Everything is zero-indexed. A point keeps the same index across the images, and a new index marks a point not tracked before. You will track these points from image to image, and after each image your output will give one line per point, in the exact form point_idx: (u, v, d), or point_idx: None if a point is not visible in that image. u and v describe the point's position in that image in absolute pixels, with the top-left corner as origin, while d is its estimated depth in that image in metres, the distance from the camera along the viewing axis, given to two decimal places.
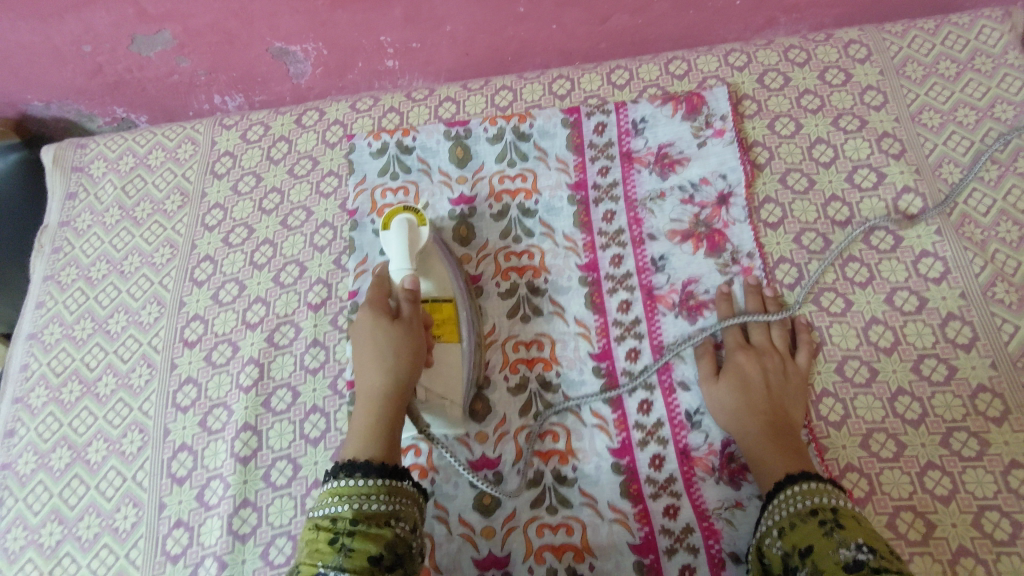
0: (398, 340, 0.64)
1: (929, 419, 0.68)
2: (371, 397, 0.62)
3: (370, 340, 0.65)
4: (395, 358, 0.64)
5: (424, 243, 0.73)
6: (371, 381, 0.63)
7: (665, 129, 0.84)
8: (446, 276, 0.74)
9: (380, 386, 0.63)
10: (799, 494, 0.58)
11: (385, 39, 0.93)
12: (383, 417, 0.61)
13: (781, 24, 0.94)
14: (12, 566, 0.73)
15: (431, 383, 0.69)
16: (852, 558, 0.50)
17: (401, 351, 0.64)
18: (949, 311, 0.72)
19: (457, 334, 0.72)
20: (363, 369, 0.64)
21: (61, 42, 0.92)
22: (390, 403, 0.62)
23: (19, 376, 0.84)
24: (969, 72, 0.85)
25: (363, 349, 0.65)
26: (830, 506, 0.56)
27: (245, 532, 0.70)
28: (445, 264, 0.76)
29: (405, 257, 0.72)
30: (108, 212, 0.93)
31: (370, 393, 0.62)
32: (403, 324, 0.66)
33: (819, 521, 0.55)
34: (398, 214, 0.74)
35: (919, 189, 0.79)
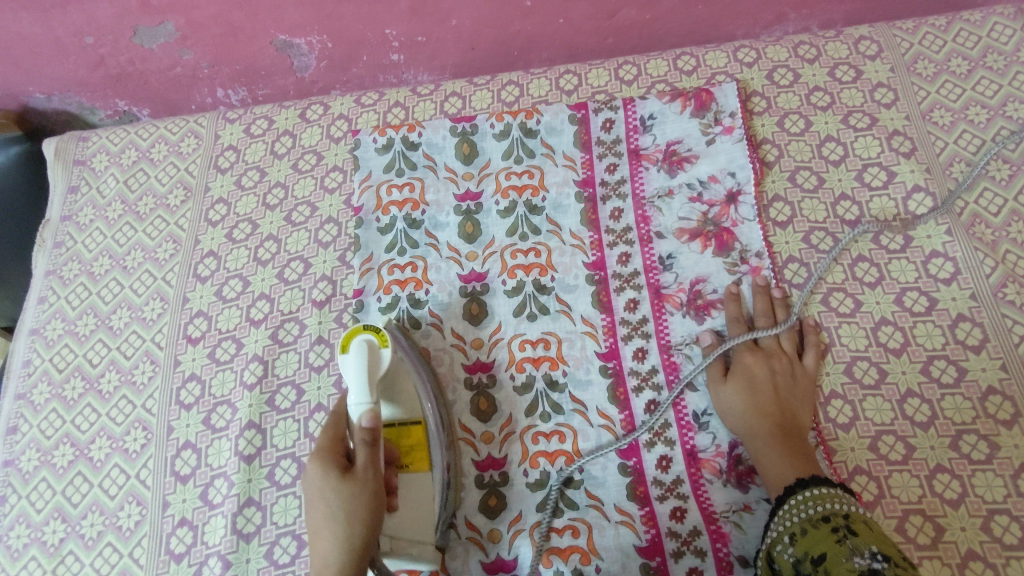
0: (351, 500, 0.57)
1: (938, 422, 0.68)
2: (326, 517, 0.57)
3: (322, 487, 0.58)
4: (357, 489, 0.58)
5: (385, 358, 0.69)
6: (327, 539, 0.56)
7: (673, 126, 0.83)
8: (414, 398, 0.71)
9: (337, 502, 0.57)
10: (809, 499, 0.58)
11: (390, 33, 0.92)
12: (356, 533, 0.56)
13: (790, 19, 0.93)
14: (16, 563, 0.73)
15: (397, 530, 0.65)
16: (868, 567, 0.50)
17: (363, 480, 0.58)
18: (959, 312, 0.72)
19: (427, 460, 0.69)
20: (318, 498, 0.58)
21: (62, 33, 0.91)
22: (354, 532, 0.56)
23: (22, 372, 0.84)
24: (980, 70, 0.84)
25: (313, 504, 0.58)
26: (842, 512, 0.56)
27: (250, 531, 0.70)
28: (413, 376, 0.72)
29: (364, 389, 0.66)
30: (111, 207, 0.92)
31: (330, 511, 0.57)
32: (364, 466, 0.59)
33: (831, 528, 0.55)
34: (357, 333, 0.70)
35: (929, 188, 0.78)
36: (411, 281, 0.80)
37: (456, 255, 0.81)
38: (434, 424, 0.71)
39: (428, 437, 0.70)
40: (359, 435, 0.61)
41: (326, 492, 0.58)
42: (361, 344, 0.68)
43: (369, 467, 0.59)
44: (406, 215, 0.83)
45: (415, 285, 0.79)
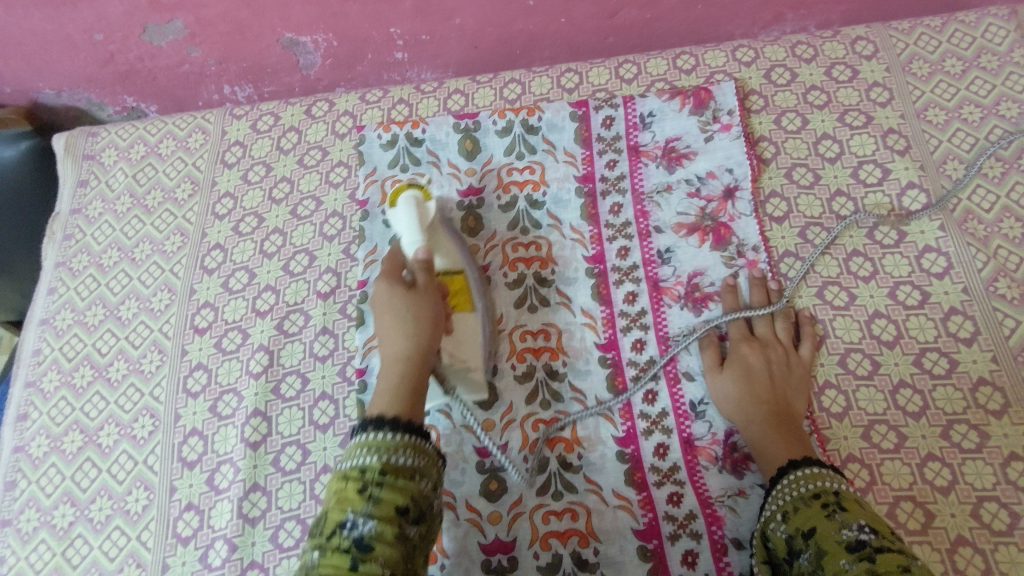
0: (420, 308, 0.62)
1: (930, 412, 0.69)
2: (392, 359, 0.60)
3: (389, 307, 0.62)
4: (410, 301, 0.62)
5: (430, 209, 0.77)
6: (395, 345, 0.61)
7: (672, 123, 0.85)
8: (456, 256, 0.78)
9: (403, 347, 0.60)
10: (801, 479, 0.59)
11: (395, 31, 0.94)
12: (409, 380, 0.59)
13: (788, 19, 0.95)
14: (25, 547, 0.74)
15: (454, 350, 0.72)
16: (855, 538, 0.52)
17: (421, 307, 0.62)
18: (951, 306, 0.73)
19: (469, 303, 0.75)
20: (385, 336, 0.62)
21: (73, 30, 0.92)
22: (411, 363, 0.60)
23: (32, 360, 0.85)
24: (974, 70, 0.86)
25: (382, 314, 0.63)
26: (831, 488, 0.58)
27: (255, 515, 0.71)
28: (449, 236, 0.79)
29: (416, 232, 0.74)
30: (120, 200, 0.94)
31: (394, 356, 0.60)
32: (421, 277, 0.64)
33: (822, 504, 0.56)
34: (402, 189, 0.78)
35: (923, 185, 0.80)
36: None
37: None
38: (476, 285, 0.77)
39: (469, 286, 0.76)
40: (415, 264, 0.65)
41: (386, 300, 0.63)
42: (409, 199, 0.76)
43: (421, 304, 0.62)
44: None
45: None
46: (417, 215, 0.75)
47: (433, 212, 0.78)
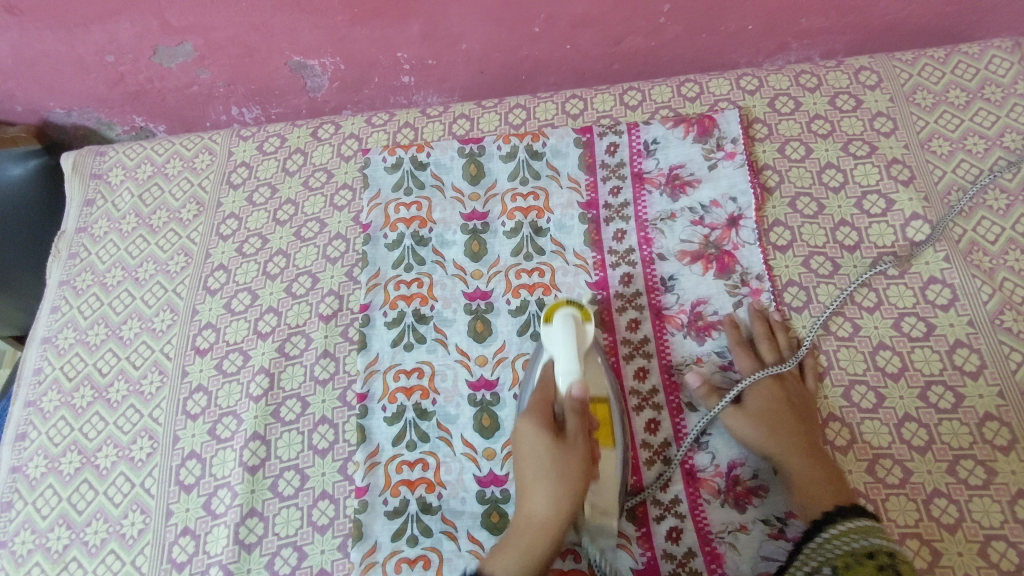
0: (563, 466, 0.62)
1: (936, 446, 0.68)
2: (536, 527, 0.61)
3: (534, 451, 0.64)
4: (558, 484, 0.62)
5: (589, 332, 0.69)
6: (534, 507, 0.62)
7: (676, 151, 0.85)
8: (600, 376, 0.70)
9: (537, 517, 0.62)
10: (847, 535, 0.59)
11: (401, 56, 0.95)
12: (542, 549, 0.61)
13: (792, 48, 0.96)
14: (19, 568, 0.74)
15: (594, 500, 0.65)
16: None
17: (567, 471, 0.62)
18: (956, 338, 0.73)
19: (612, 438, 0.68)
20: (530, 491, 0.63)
21: (84, 52, 0.93)
22: (549, 530, 0.61)
23: (32, 379, 0.85)
24: (978, 101, 0.86)
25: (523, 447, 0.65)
26: (885, 549, 0.56)
27: (251, 541, 0.71)
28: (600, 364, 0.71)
29: (573, 358, 0.66)
30: (125, 220, 0.95)
31: (533, 481, 0.63)
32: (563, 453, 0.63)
33: (875, 564, 0.55)
34: (560, 306, 0.71)
35: (928, 216, 0.79)
36: (416, 297, 0.81)
37: (461, 273, 0.82)
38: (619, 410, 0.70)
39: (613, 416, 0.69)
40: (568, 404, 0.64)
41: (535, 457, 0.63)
42: (565, 319, 0.69)
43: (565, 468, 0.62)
44: (413, 232, 0.84)
45: (421, 301, 0.81)
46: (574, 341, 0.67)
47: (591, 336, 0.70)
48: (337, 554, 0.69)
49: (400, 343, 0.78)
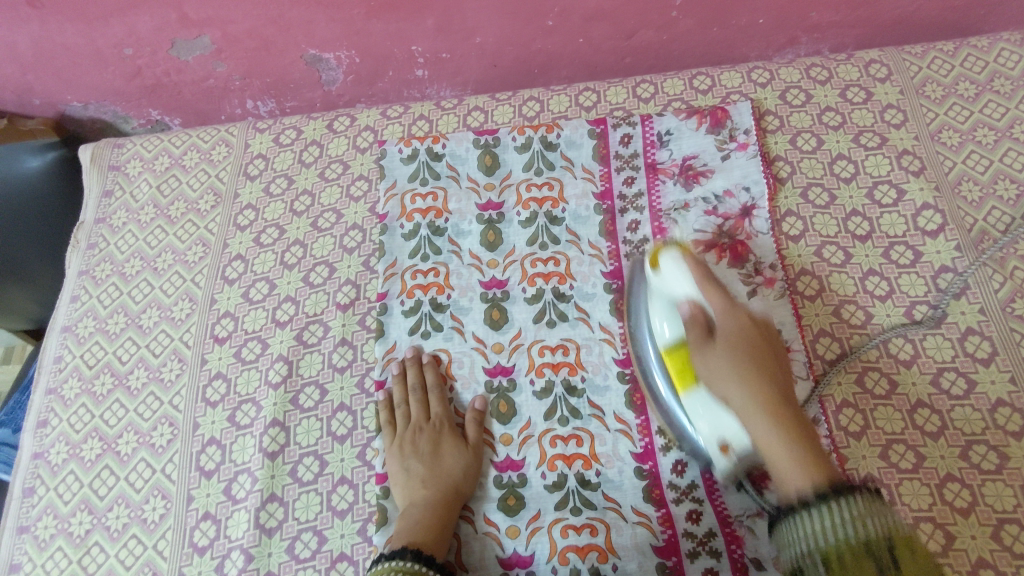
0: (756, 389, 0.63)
1: (948, 432, 0.69)
2: (751, 407, 0.62)
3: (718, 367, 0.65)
4: (748, 354, 0.65)
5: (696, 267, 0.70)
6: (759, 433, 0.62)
7: (689, 142, 0.86)
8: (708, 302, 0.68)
9: (746, 400, 0.63)
10: (841, 518, 0.54)
11: (416, 49, 0.96)
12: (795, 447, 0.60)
13: (802, 42, 0.97)
14: (42, 553, 0.75)
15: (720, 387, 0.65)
16: None
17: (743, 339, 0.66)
18: (968, 326, 0.74)
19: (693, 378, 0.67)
20: (717, 383, 0.65)
21: (103, 45, 0.94)
22: (444, 496, 0.69)
23: (52, 367, 0.86)
24: (988, 93, 0.87)
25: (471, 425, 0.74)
26: (885, 533, 0.52)
27: (272, 526, 0.71)
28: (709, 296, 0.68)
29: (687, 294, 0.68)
30: (143, 211, 0.96)
31: (747, 408, 0.62)
32: (727, 340, 0.66)
33: (873, 556, 0.52)
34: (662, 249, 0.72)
35: (939, 206, 0.80)
36: (433, 286, 0.82)
37: (477, 262, 0.83)
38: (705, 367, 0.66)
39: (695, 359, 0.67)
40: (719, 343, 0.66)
41: (740, 401, 0.63)
42: (672, 256, 0.70)
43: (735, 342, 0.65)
44: (429, 222, 0.85)
45: (437, 290, 0.82)
46: (693, 274, 0.69)
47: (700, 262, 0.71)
48: (358, 537, 0.70)
49: (417, 332, 0.80)
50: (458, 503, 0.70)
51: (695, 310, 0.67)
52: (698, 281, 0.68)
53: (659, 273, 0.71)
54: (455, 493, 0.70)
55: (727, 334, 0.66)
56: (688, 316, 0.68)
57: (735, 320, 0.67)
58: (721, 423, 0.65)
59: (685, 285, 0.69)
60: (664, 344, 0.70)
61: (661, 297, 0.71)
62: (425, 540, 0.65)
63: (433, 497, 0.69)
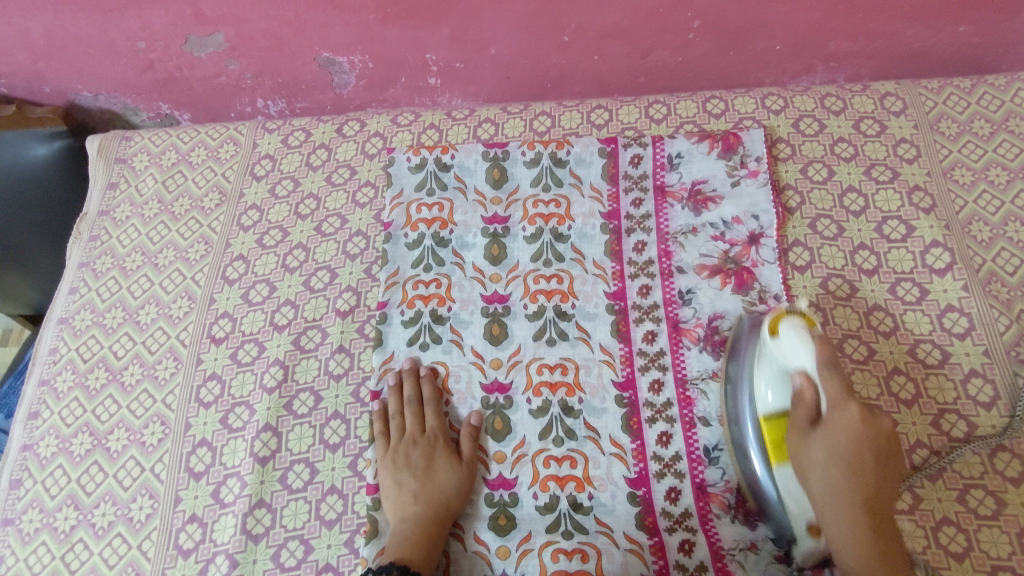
0: (840, 454, 0.59)
1: (947, 474, 0.68)
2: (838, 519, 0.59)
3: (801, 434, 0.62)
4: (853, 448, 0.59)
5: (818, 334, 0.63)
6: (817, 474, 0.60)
7: (699, 166, 0.86)
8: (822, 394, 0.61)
9: (829, 497, 0.60)
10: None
11: (430, 58, 0.95)
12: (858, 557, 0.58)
13: (818, 71, 0.97)
14: (25, 547, 0.74)
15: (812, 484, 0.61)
16: None
17: (854, 452, 0.59)
18: (971, 368, 0.73)
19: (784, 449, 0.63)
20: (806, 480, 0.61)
21: (116, 37, 0.94)
22: (436, 511, 0.68)
23: (47, 359, 0.86)
24: (1002, 133, 0.86)
25: (467, 440, 0.73)
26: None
27: (258, 532, 0.71)
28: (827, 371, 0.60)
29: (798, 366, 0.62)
30: (148, 205, 0.95)
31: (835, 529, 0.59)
32: (832, 434, 0.60)
33: None
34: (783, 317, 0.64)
35: (948, 244, 0.80)
36: (434, 297, 0.81)
37: (480, 276, 0.82)
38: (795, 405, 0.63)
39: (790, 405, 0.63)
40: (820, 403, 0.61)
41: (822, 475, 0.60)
42: (794, 328, 0.62)
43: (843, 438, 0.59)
44: (434, 232, 0.85)
45: (438, 301, 0.81)
46: (815, 350, 0.61)
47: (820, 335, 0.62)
48: (344, 549, 0.69)
49: (416, 343, 0.79)
50: (449, 520, 0.69)
51: (807, 389, 0.61)
52: (817, 359, 0.60)
53: (777, 341, 0.64)
54: (447, 510, 0.69)
55: (835, 424, 0.60)
56: (799, 394, 0.62)
57: (850, 414, 0.60)
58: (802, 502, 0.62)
59: (805, 362, 0.61)
60: (765, 411, 0.65)
61: (772, 363, 0.64)
62: (414, 555, 0.65)
63: (424, 513, 0.68)
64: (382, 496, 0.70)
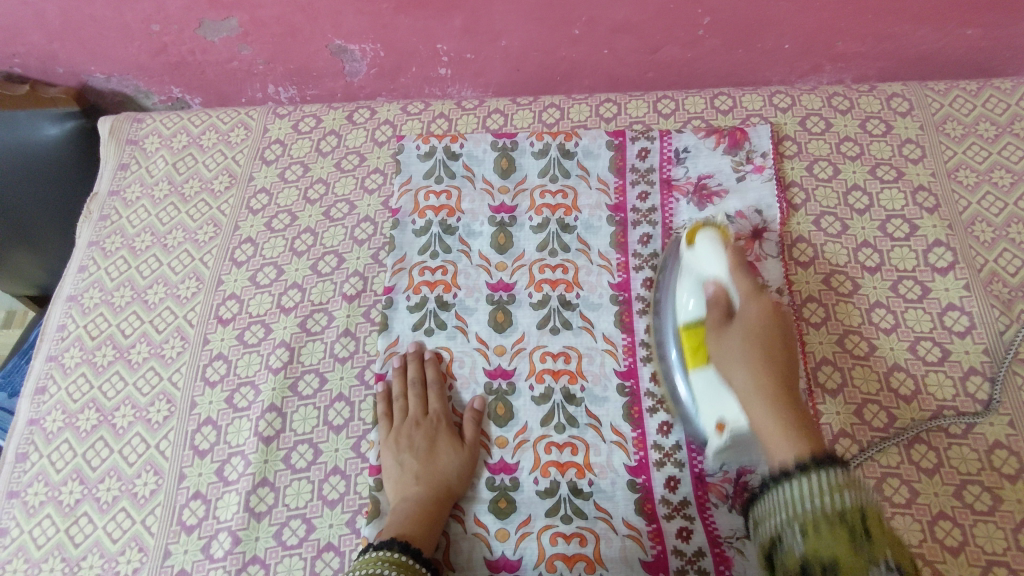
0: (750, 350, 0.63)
1: (944, 470, 0.69)
2: (754, 391, 0.60)
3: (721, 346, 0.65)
4: (763, 339, 0.63)
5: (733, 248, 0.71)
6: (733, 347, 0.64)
7: (706, 161, 0.87)
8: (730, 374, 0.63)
9: (749, 377, 0.61)
10: (824, 489, 0.50)
11: (441, 48, 0.96)
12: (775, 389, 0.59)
13: (825, 70, 0.97)
14: (30, 520, 0.75)
15: (730, 344, 0.64)
16: None
17: (764, 327, 0.64)
18: (970, 366, 0.74)
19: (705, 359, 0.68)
20: (728, 371, 0.63)
21: (131, 19, 0.95)
22: (438, 493, 0.69)
23: (55, 335, 0.86)
24: (1007, 136, 0.87)
25: (471, 425, 0.74)
26: (860, 508, 0.49)
27: (261, 510, 0.71)
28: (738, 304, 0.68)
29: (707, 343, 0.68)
30: (158, 186, 0.96)
31: (749, 393, 0.60)
32: (742, 320, 0.66)
33: (846, 527, 0.48)
34: (700, 230, 0.73)
35: (950, 244, 0.81)
36: (440, 283, 0.82)
37: (486, 263, 0.83)
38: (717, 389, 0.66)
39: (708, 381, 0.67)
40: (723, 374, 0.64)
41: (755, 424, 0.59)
42: (708, 235, 0.72)
43: (752, 326, 0.64)
44: (441, 220, 0.86)
45: (444, 288, 0.82)
46: (724, 254, 0.70)
47: (734, 250, 0.71)
48: (346, 529, 0.70)
49: (421, 328, 0.80)
50: (450, 501, 0.70)
51: (718, 288, 0.69)
52: (728, 263, 0.69)
53: (692, 250, 0.73)
54: (448, 492, 0.70)
55: (748, 317, 0.66)
56: (711, 296, 0.69)
57: (758, 306, 0.66)
58: (721, 401, 0.65)
59: (716, 267, 0.70)
60: (685, 320, 0.71)
61: (690, 273, 0.73)
62: (414, 534, 0.66)
63: (425, 493, 0.69)
64: (384, 476, 0.71)
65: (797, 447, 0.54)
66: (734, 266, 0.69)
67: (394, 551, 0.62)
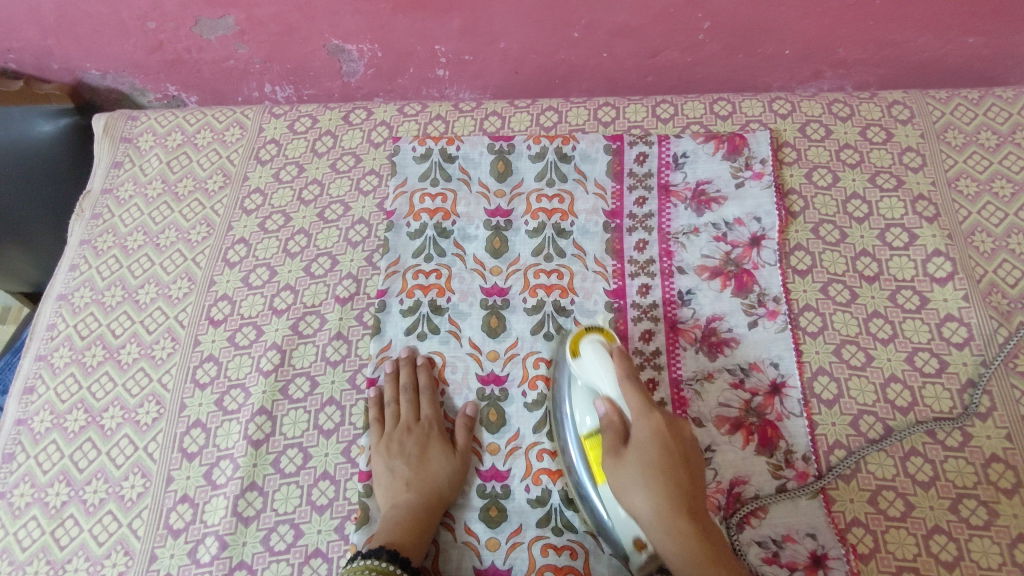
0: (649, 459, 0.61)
1: (940, 483, 0.68)
2: (658, 523, 0.59)
3: (620, 485, 0.62)
4: (662, 471, 0.61)
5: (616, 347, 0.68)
6: (634, 499, 0.61)
7: (704, 166, 0.86)
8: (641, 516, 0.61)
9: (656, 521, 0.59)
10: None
11: (439, 49, 0.95)
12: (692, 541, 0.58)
13: (826, 77, 0.97)
14: (16, 521, 0.74)
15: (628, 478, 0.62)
16: None
17: (661, 456, 0.62)
18: (967, 378, 0.73)
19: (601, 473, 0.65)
20: (625, 497, 0.61)
21: (127, 16, 0.94)
22: (428, 500, 0.68)
23: (45, 334, 0.86)
24: (1009, 145, 0.86)
25: (462, 429, 0.73)
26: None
27: (249, 515, 0.71)
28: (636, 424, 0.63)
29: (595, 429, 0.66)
30: (151, 185, 0.95)
31: (643, 490, 0.60)
32: (637, 450, 0.62)
33: None
34: (584, 335, 0.69)
35: (950, 254, 0.80)
36: (434, 287, 0.81)
37: (481, 268, 0.82)
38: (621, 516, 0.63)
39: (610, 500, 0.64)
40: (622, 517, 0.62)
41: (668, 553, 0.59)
42: (593, 344, 0.68)
43: (649, 459, 0.61)
44: (436, 223, 0.85)
45: (438, 292, 0.81)
46: (612, 364, 0.66)
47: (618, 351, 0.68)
48: (335, 535, 0.69)
49: (414, 333, 0.79)
50: (440, 507, 0.69)
51: (612, 410, 0.64)
52: (616, 372, 0.65)
53: (579, 361, 0.68)
54: (438, 498, 0.69)
55: (642, 441, 0.63)
56: (604, 416, 0.65)
57: (653, 423, 0.63)
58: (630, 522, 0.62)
59: (604, 381, 0.66)
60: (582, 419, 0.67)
61: (583, 387, 0.68)
62: (403, 542, 0.65)
63: (415, 501, 0.68)
64: (373, 482, 0.71)
65: (679, 542, 0.58)
66: (626, 368, 0.65)
67: (382, 559, 0.61)
